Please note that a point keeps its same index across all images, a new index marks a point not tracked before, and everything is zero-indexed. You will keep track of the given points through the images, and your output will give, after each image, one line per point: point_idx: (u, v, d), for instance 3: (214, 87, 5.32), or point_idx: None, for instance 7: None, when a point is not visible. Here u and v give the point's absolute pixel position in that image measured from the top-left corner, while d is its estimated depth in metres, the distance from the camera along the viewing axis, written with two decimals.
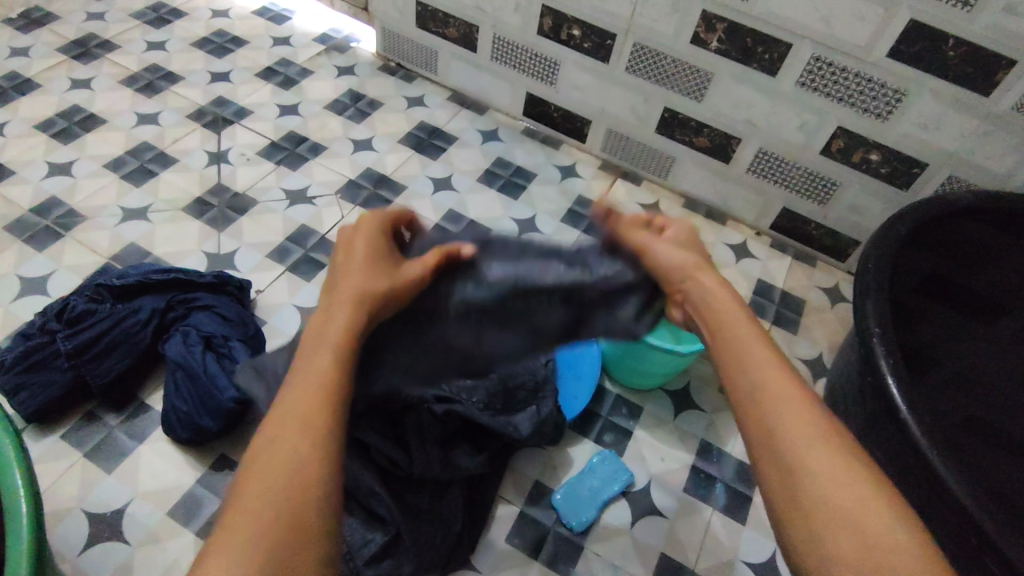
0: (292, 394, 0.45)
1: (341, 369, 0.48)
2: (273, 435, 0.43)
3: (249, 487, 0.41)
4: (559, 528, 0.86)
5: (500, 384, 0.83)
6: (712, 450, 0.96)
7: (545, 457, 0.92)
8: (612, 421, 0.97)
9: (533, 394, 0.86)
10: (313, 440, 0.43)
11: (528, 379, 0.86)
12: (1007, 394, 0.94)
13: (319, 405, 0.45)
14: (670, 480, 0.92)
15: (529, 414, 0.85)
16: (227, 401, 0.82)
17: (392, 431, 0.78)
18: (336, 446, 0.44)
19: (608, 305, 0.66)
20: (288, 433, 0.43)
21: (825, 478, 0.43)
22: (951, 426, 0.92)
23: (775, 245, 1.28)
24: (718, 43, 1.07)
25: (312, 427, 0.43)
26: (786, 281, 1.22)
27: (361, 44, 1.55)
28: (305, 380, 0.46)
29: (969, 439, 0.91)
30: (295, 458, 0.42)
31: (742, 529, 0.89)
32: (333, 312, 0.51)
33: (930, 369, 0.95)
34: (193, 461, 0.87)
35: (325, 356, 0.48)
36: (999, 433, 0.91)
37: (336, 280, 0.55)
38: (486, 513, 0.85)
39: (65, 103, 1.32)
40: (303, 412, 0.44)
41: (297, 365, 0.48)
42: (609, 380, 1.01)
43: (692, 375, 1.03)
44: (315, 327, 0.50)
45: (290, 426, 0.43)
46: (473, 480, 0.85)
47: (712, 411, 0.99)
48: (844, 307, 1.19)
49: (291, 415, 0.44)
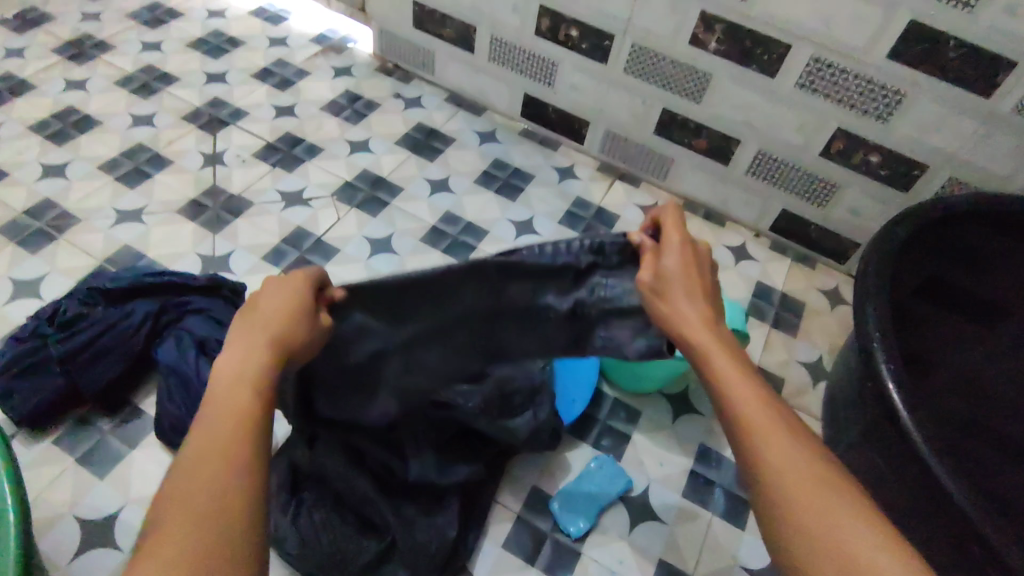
0: (203, 451, 0.43)
1: (253, 428, 0.45)
2: (191, 471, 0.42)
3: (166, 523, 0.40)
4: (556, 534, 0.85)
5: (496, 391, 0.78)
6: (710, 454, 0.95)
7: (542, 462, 0.91)
8: (610, 425, 0.96)
9: (530, 399, 0.84)
10: (227, 498, 0.41)
11: (525, 385, 0.82)
12: (1006, 397, 0.93)
13: (225, 468, 0.42)
14: (669, 486, 0.91)
15: (527, 418, 0.83)
16: None
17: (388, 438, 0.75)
18: (259, 481, 0.43)
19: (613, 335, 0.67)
20: (200, 492, 0.41)
21: (799, 499, 0.44)
22: (950, 430, 0.92)
23: (774, 246, 1.27)
24: (716, 44, 1.06)
25: (234, 462, 0.42)
26: (785, 283, 1.21)
27: (357, 44, 1.54)
28: (212, 438, 0.44)
29: (968, 443, 0.91)
30: (216, 491, 0.41)
31: (742, 534, 0.88)
32: (245, 360, 0.48)
33: (929, 372, 0.95)
34: None
35: (238, 410, 0.45)
36: (998, 437, 0.91)
37: (246, 320, 0.51)
38: (482, 519, 0.84)
39: (59, 104, 1.31)
40: (210, 478, 0.41)
41: (201, 421, 0.45)
42: (607, 383, 1.00)
43: (690, 378, 1.02)
44: (224, 376, 0.47)
45: (195, 489, 0.41)
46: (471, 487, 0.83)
47: (711, 415, 0.99)
48: (843, 309, 1.18)
49: (197, 474, 0.42)
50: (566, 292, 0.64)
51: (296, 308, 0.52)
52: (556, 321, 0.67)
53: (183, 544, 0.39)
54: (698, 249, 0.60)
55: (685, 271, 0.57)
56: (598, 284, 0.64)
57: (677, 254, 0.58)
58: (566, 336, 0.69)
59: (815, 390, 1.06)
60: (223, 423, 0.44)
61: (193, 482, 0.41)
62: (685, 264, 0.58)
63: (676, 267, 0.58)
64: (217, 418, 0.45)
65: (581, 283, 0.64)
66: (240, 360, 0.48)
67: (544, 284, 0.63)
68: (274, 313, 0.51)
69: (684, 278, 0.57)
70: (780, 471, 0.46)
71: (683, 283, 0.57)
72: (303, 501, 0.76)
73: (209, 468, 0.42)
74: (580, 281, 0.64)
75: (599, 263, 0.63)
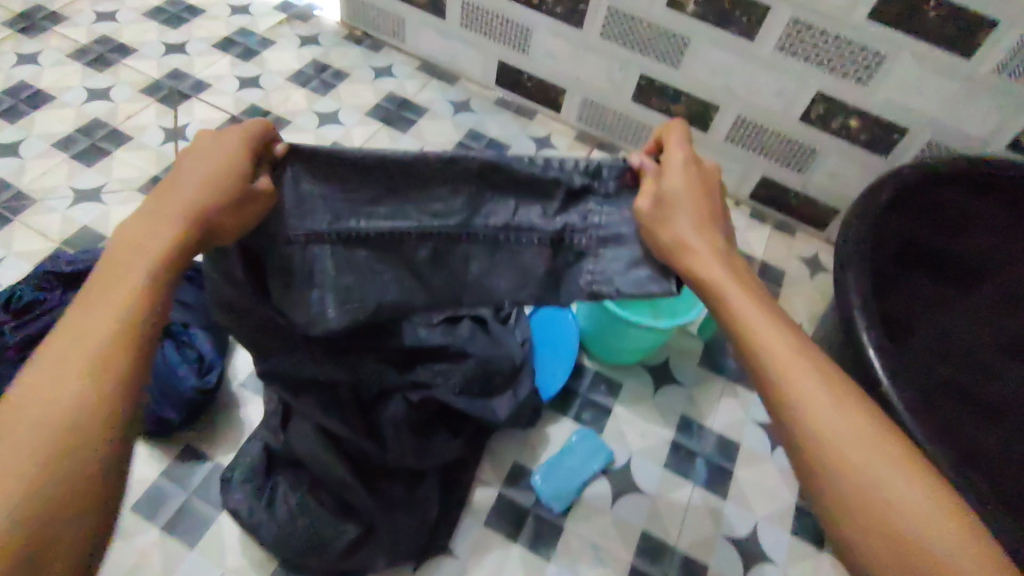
0: (67, 344, 0.41)
1: (151, 295, 0.44)
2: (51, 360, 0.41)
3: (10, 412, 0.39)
4: (539, 509, 0.84)
5: (478, 367, 0.80)
6: (692, 425, 0.94)
7: (524, 438, 0.90)
8: (591, 398, 0.95)
9: (511, 378, 0.84)
10: (80, 399, 0.40)
11: (507, 364, 0.83)
12: (985, 359, 0.94)
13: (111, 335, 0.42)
14: (651, 457, 0.91)
15: (506, 398, 0.83)
16: (188, 391, 0.79)
17: (364, 420, 0.74)
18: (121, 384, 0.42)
19: (601, 267, 0.59)
20: (51, 391, 0.40)
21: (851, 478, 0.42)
22: (932, 390, 0.90)
23: (753, 214, 1.26)
24: (694, 6, 1.03)
25: (94, 362, 0.41)
26: (765, 251, 1.20)
27: (324, 11, 1.47)
28: (103, 295, 0.44)
29: (950, 403, 0.90)
30: (67, 391, 0.40)
31: (724, 504, 0.88)
32: (156, 220, 0.47)
33: (907, 335, 0.94)
34: (157, 453, 0.82)
35: (120, 304, 0.43)
36: (978, 398, 0.91)
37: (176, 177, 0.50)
38: (464, 497, 0.83)
39: (9, 79, 1.24)
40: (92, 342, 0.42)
41: (94, 282, 0.44)
42: (587, 356, 0.99)
43: (671, 349, 1.01)
44: (132, 231, 0.46)
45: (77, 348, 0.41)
46: (450, 465, 0.82)
47: (692, 385, 0.98)
48: (822, 277, 1.18)
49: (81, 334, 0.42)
50: (553, 208, 0.59)
51: (224, 180, 0.49)
52: (535, 246, 0.59)
53: (56, 405, 0.39)
54: (708, 170, 0.59)
55: (694, 190, 0.56)
56: (589, 208, 0.59)
57: (683, 167, 0.57)
58: (544, 267, 0.60)
59: None
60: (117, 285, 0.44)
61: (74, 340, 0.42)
62: (688, 177, 0.56)
63: (681, 180, 0.56)
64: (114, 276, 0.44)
65: (571, 205, 0.59)
66: (149, 227, 0.46)
67: (529, 200, 0.59)
68: (184, 195, 0.48)
69: (690, 193, 0.55)
70: (840, 450, 0.42)
71: (687, 200, 0.55)
72: (279, 485, 0.74)
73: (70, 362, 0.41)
74: (570, 204, 0.59)
75: (594, 187, 0.58)
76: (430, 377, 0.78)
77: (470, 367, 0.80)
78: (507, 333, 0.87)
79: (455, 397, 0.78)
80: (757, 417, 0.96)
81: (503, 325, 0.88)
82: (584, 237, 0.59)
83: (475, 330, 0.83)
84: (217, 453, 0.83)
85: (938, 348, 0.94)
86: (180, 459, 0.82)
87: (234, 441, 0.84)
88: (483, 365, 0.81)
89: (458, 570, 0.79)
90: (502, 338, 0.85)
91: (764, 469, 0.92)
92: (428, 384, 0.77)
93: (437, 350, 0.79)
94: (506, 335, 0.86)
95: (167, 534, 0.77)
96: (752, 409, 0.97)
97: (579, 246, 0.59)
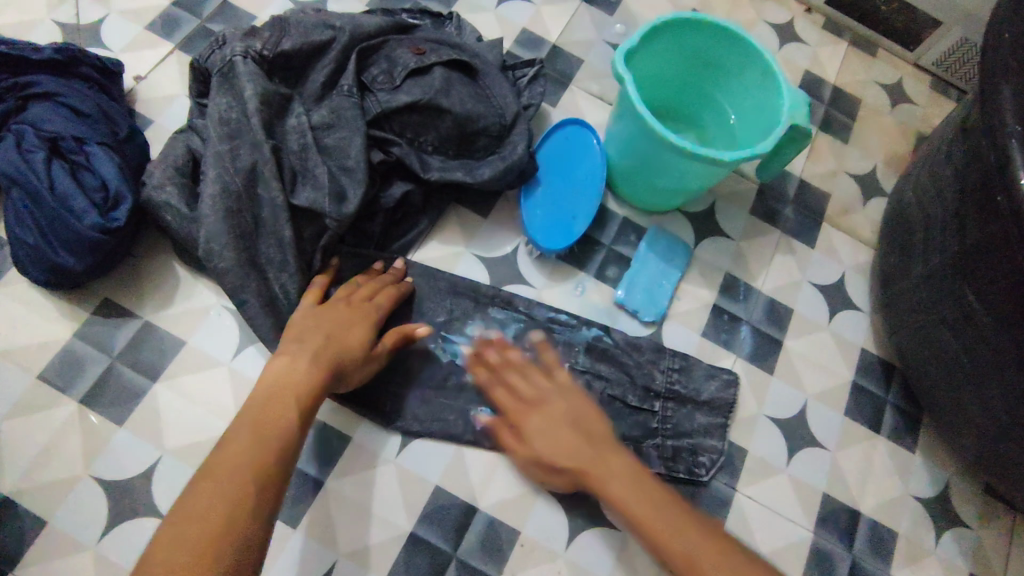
0: (264, 416, 0.50)
1: (305, 401, 0.53)
2: (232, 434, 0.49)
3: (203, 481, 0.45)
4: (587, 284, 0.75)
5: (455, 127, 0.67)
6: (738, 286, 0.78)
7: (532, 295, 0.73)
8: (616, 250, 0.77)
9: (498, 141, 0.69)
10: (244, 498, 0.45)
11: (493, 123, 0.68)
12: (992, 234, 0.57)
13: (244, 480, 0.46)
14: (686, 323, 0.76)
15: (491, 162, 0.69)
16: (88, 230, 0.58)
17: (330, 99, 0.65)
18: (263, 476, 0.46)
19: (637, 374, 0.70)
20: (265, 427, 0.49)
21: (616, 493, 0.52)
22: (956, 280, 0.62)
23: (828, 26, 0.97)
24: None
25: (258, 441, 0.48)
26: (839, 74, 0.94)
27: None
28: (265, 433, 0.49)
29: (982, 316, 0.59)
30: (208, 497, 0.44)
31: (770, 378, 0.75)
32: (312, 336, 0.57)
33: (976, 259, 0.59)
34: (72, 309, 0.65)
35: (295, 384, 0.53)
36: (992, 277, 0.57)
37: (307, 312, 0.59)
38: (422, 258, 0.73)
39: None
40: (200, 530, 0.42)
41: (328, 321, 0.58)
42: (613, 200, 0.80)
43: (718, 195, 0.82)
44: (278, 354, 0.55)
45: (169, 539, 0.42)
46: (399, 219, 0.71)
47: (741, 238, 0.81)
48: (905, 109, 0.94)
49: (258, 427, 0.49)
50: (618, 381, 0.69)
51: (364, 313, 0.61)
52: None
53: (203, 495, 0.44)
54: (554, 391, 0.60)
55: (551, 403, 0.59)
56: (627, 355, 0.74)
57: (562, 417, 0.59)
58: None
59: (865, 211, 0.86)
60: (278, 415, 0.51)
61: (200, 491, 0.44)
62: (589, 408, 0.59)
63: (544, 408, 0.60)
64: (266, 400, 0.52)
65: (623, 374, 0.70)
66: (321, 310, 0.59)
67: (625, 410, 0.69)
68: (322, 313, 0.59)
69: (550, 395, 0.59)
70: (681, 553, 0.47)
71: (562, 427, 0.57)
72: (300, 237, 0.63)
73: (239, 439, 0.48)
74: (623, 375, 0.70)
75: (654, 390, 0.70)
76: (396, 134, 0.67)
77: (445, 126, 0.67)
78: (503, 82, 0.70)
79: (425, 160, 0.68)
80: (815, 279, 0.81)
81: (501, 74, 0.71)
82: (660, 402, 0.70)
83: (452, 76, 0.67)
84: (145, 309, 0.65)
85: (965, 261, 0.61)
86: (97, 316, 0.64)
87: (168, 295, 0.66)
88: (461, 124, 0.67)
89: (453, 455, 0.65)
90: (493, 89, 0.69)
91: (820, 340, 0.78)
92: (391, 142, 0.66)
93: (404, 108, 0.65)
94: (500, 87, 0.70)
95: (91, 408, 0.62)
96: (812, 269, 0.81)
97: (660, 390, 0.70)
